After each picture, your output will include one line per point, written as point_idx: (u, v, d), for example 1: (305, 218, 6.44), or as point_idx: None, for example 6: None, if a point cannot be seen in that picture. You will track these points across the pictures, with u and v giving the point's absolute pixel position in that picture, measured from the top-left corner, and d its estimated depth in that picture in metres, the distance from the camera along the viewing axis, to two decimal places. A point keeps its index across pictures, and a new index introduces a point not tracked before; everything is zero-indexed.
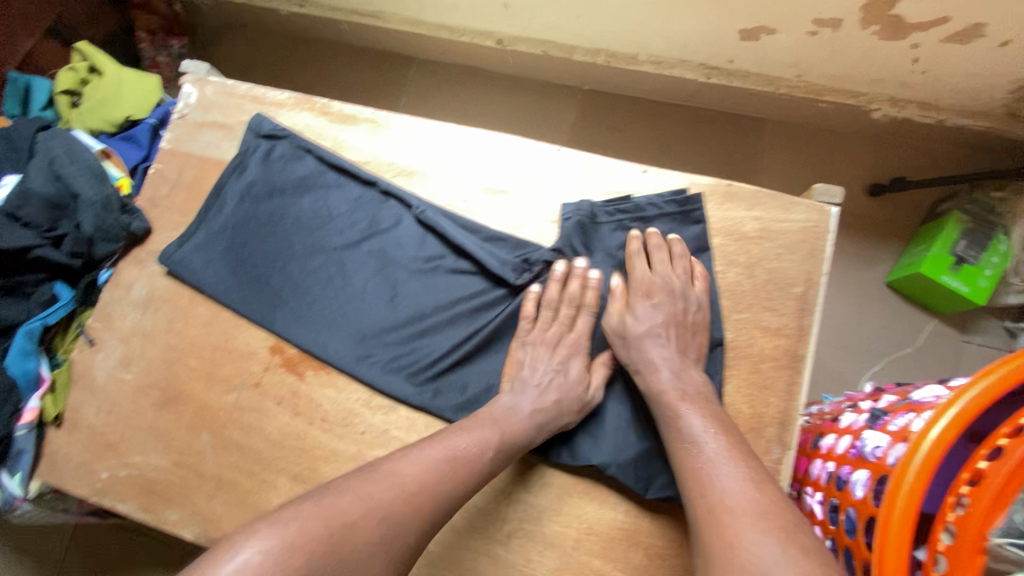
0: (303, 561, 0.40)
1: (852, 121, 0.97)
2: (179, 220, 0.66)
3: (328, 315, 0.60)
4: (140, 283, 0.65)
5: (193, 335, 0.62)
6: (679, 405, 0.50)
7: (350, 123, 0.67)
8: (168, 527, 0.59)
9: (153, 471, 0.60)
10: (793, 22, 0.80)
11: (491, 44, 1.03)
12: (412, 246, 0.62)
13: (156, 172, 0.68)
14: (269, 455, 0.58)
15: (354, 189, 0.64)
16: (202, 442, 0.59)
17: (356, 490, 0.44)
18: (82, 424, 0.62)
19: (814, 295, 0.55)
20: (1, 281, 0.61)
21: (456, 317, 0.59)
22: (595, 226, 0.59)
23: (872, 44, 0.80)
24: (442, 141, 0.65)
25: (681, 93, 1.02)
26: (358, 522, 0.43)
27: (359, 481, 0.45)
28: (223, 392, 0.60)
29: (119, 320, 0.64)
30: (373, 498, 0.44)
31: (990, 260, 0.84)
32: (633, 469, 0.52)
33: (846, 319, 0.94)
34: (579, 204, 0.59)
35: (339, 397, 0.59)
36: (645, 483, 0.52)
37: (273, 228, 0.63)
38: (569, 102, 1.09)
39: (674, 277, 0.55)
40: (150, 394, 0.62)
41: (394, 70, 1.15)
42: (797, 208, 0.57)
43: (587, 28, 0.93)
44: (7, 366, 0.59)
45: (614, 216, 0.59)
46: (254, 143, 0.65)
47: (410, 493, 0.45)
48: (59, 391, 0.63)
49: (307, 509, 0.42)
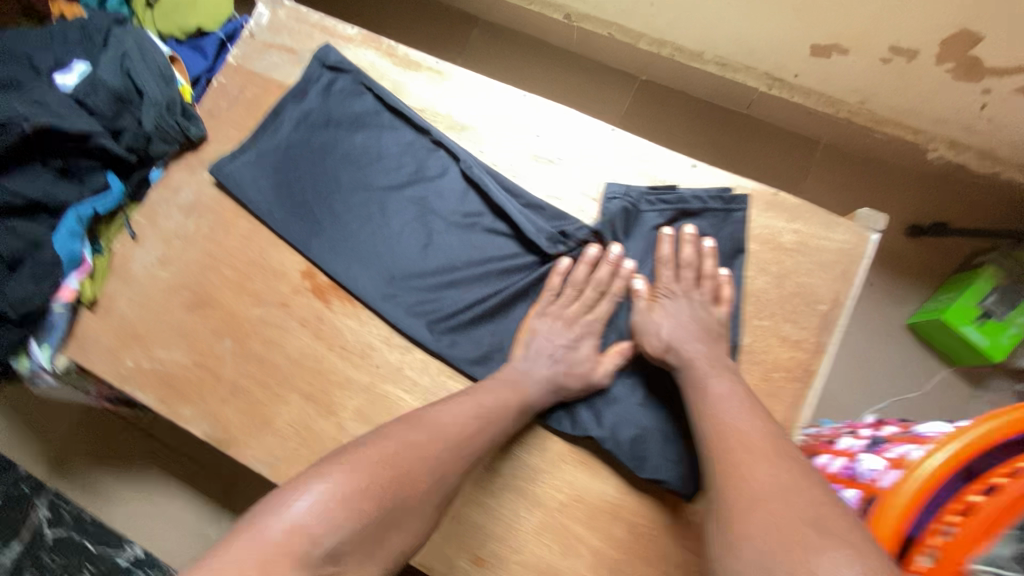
0: (370, 503, 0.42)
1: (906, 157, 0.95)
2: (234, 135, 0.68)
3: (361, 249, 0.62)
4: (189, 188, 0.67)
5: (230, 247, 0.65)
6: (709, 371, 0.51)
7: (413, 69, 0.68)
8: (181, 421, 0.62)
9: (175, 367, 0.63)
10: (868, 46, 0.79)
11: (559, 18, 1.03)
12: (454, 199, 0.63)
13: (219, 84, 0.69)
14: (286, 372, 0.61)
15: (407, 134, 0.65)
16: (224, 349, 0.62)
17: (402, 437, 0.47)
18: (114, 312, 0.65)
19: (837, 316, 0.56)
20: (58, 162, 0.63)
21: (485, 274, 0.61)
22: (637, 214, 0.59)
23: (944, 82, 0.79)
24: (500, 103, 0.66)
25: (740, 100, 1.01)
26: (413, 468, 0.45)
27: (403, 429, 0.47)
28: (252, 305, 0.63)
29: (163, 220, 0.67)
30: (421, 446, 0.47)
31: (1017, 319, 0.83)
32: (628, 448, 0.54)
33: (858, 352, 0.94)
34: (626, 188, 0.60)
35: (361, 330, 0.61)
36: (639, 462, 0.53)
37: (322, 158, 0.65)
38: (625, 90, 1.09)
39: (697, 294, 0.56)
40: (182, 295, 0.64)
41: (457, 27, 1.14)
42: (838, 228, 0.58)
43: (659, 17, 0.92)
44: (54, 244, 0.62)
45: (656, 205, 0.59)
46: (318, 73, 0.66)
47: (456, 443, 0.49)
48: (97, 277, 0.65)
49: (361, 454, 0.44)
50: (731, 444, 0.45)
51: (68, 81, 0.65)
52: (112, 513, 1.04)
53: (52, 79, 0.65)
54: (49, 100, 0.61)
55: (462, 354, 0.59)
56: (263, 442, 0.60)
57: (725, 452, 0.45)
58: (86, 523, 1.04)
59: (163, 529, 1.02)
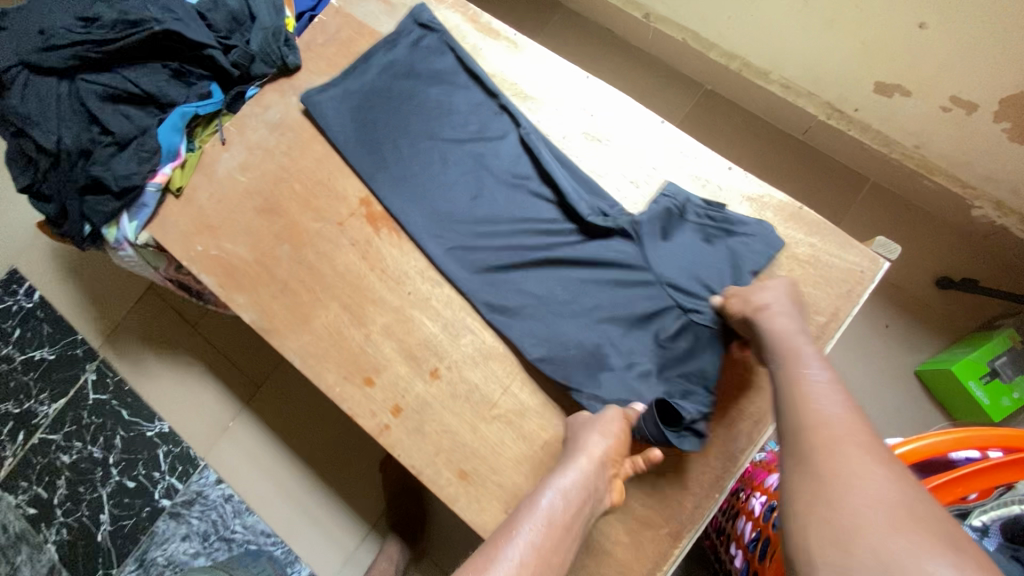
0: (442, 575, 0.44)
1: (950, 210, 0.96)
2: (324, 69, 0.76)
3: (417, 189, 0.69)
4: (277, 108, 0.75)
5: (302, 166, 0.73)
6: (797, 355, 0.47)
7: (493, 38, 0.74)
8: (233, 306, 0.71)
9: (237, 260, 0.72)
10: (932, 92, 0.81)
11: (638, 16, 1.08)
12: (508, 160, 0.69)
13: (319, 21, 0.77)
14: (330, 282, 0.69)
15: (478, 94, 0.72)
16: (282, 252, 0.71)
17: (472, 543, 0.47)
18: (194, 203, 0.74)
19: (832, 329, 0.60)
20: (174, 64, 0.72)
21: (519, 234, 0.67)
22: (680, 219, 0.63)
23: (1000, 142, 0.81)
24: (566, 84, 0.71)
25: (797, 125, 1.04)
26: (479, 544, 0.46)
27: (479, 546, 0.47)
28: (312, 219, 0.71)
29: (250, 131, 0.75)
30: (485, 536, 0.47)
31: (1022, 385, 0.86)
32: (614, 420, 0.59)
33: (861, 388, 0.97)
34: (677, 193, 0.64)
35: (401, 259, 0.68)
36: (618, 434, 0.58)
37: (397, 103, 0.72)
38: (687, 95, 1.12)
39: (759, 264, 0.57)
40: (254, 199, 0.73)
41: (540, 8, 1.19)
42: (852, 251, 0.61)
43: (734, 31, 0.96)
44: (159, 134, 0.71)
45: (702, 219, 0.63)
46: (410, 28, 0.74)
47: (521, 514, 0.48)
48: (186, 170, 0.75)
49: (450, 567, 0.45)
50: (818, 431, 0.40)
51: None
52: (149, 390, 1.16)
53: None
54: (178, 9, 0.70)
55: (486, 298, 0.65)
56: (300, 338, 0.68)
57: (819, 439, 0.39)
58: (126, 394, 1.16)
59: (190, 412, 1.13)
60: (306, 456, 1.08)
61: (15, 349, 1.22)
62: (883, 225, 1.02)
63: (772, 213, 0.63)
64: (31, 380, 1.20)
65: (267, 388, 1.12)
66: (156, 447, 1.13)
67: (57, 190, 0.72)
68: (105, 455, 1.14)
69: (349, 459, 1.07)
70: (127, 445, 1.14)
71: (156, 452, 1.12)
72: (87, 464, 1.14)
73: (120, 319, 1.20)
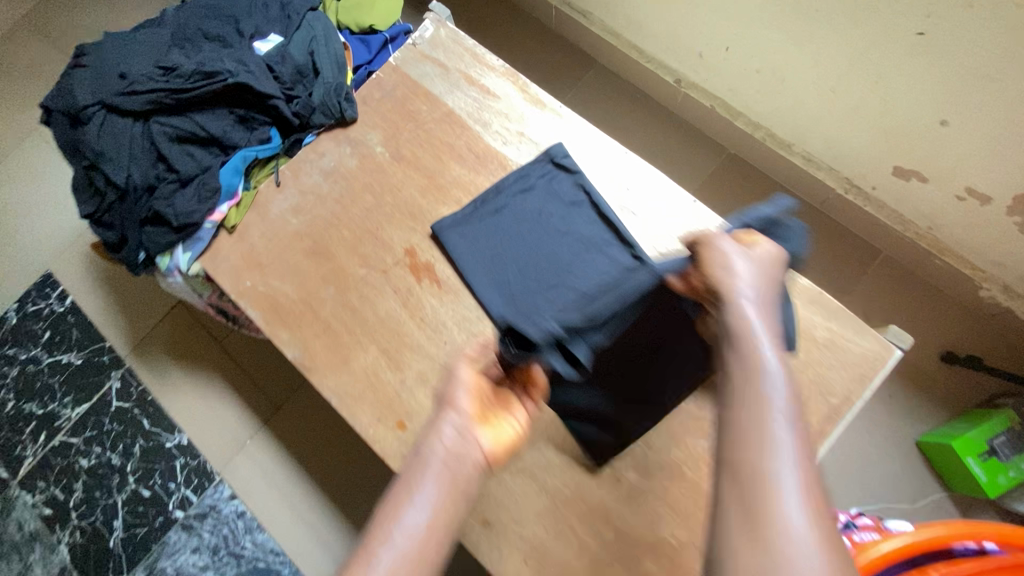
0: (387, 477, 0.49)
1: (958, 288, 1.01)
2: (378, 123, 0.80)
3: (469, 243, 0.73)
4: (331, 156, 0.80)
5: (352, 213, 0.77)
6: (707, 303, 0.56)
7: (540, 107, 0.79)
8: (277, 341, 0.74)
9: (283, 297, 0.76)
10: (947, 181, 0.87)
11: (670, 81, 1.14)
12: (566, 221, 0.73)
13: (377, 78, 0.82)
14: (371, 325, 0.73)
15: (540, 155, 0.76)
16: (327, 294, 0.75)
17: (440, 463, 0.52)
18: (246, 239, 0.79)
19: (845, 411, 0.63)
20: (240, 110, 0.76)
21: (556, 294, 0.71)
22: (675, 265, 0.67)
23: (1012, 232, 0.86)
24: (614, 157, 0.76)
25: (816, 195, 1.09)
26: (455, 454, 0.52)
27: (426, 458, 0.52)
28: (358, 265, 0.75)
29: (305, 176, 0.80)
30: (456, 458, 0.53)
31: (1018, 463, 0.89)
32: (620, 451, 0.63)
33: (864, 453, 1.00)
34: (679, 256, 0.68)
35: (440, 309, 0.72)
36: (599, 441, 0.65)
37: (447, 162, 0.78)
38: (711, 156, 1.18)
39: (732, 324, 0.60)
40: (304, 241, 0.77)
41: (575, 64, 1.26)
42: (866, 337, 0.65)
43: (762, 104, 1.02)
44: (221, 175, 0.76)
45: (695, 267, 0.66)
46: (466, 96, 0.80)
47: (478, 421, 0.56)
48: (241, 208, 0.79)
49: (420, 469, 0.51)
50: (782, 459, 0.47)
51: (264, 47, 0.79)
52: (171, 402, 1.19)
53: (252, 44, 0.79)
54: (249, 62, 0.75)
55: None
56: (338, 378, 0.72)
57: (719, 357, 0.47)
58: (148, 403, 1.20)
59: (209, 428, 1.16)
60: (321, 478, 1.11)
61: (43, 351, 1.25)
62: (892, 297, 1.06)
63: (794, 295, 0.67)
64: (57, 383, 1.24)
65: (287, 408, 1.15)
66: (174, 458, 1.16)
67: (118, 220, 0.77)
68: (123, 462, 1.17)
69: (363, 485, 1.10)
70: (145, 454, 1.17)
71: (173, 463, 1.15)
72: (104, 469, 1.17)
73: (148, 330, 1.24)
